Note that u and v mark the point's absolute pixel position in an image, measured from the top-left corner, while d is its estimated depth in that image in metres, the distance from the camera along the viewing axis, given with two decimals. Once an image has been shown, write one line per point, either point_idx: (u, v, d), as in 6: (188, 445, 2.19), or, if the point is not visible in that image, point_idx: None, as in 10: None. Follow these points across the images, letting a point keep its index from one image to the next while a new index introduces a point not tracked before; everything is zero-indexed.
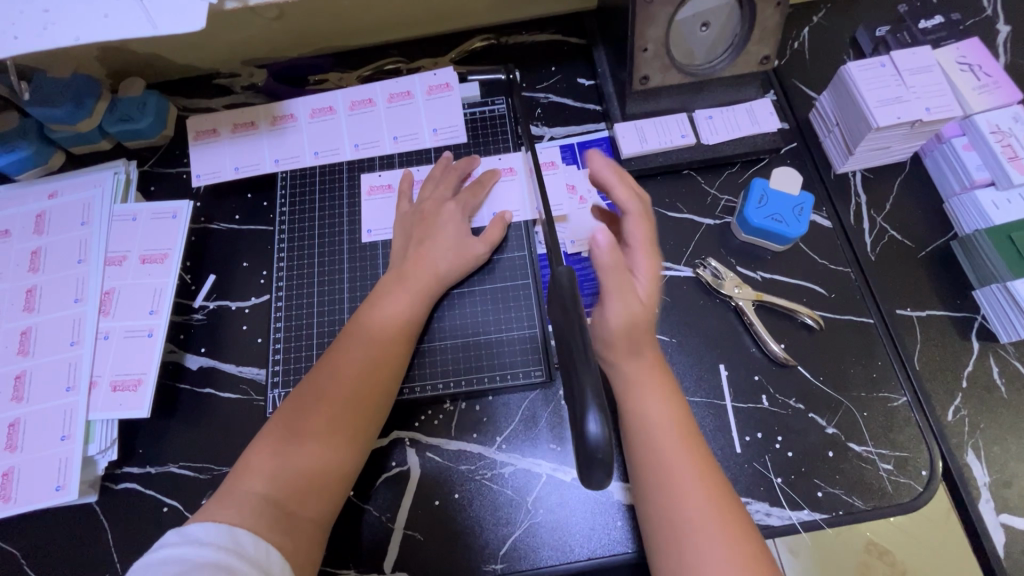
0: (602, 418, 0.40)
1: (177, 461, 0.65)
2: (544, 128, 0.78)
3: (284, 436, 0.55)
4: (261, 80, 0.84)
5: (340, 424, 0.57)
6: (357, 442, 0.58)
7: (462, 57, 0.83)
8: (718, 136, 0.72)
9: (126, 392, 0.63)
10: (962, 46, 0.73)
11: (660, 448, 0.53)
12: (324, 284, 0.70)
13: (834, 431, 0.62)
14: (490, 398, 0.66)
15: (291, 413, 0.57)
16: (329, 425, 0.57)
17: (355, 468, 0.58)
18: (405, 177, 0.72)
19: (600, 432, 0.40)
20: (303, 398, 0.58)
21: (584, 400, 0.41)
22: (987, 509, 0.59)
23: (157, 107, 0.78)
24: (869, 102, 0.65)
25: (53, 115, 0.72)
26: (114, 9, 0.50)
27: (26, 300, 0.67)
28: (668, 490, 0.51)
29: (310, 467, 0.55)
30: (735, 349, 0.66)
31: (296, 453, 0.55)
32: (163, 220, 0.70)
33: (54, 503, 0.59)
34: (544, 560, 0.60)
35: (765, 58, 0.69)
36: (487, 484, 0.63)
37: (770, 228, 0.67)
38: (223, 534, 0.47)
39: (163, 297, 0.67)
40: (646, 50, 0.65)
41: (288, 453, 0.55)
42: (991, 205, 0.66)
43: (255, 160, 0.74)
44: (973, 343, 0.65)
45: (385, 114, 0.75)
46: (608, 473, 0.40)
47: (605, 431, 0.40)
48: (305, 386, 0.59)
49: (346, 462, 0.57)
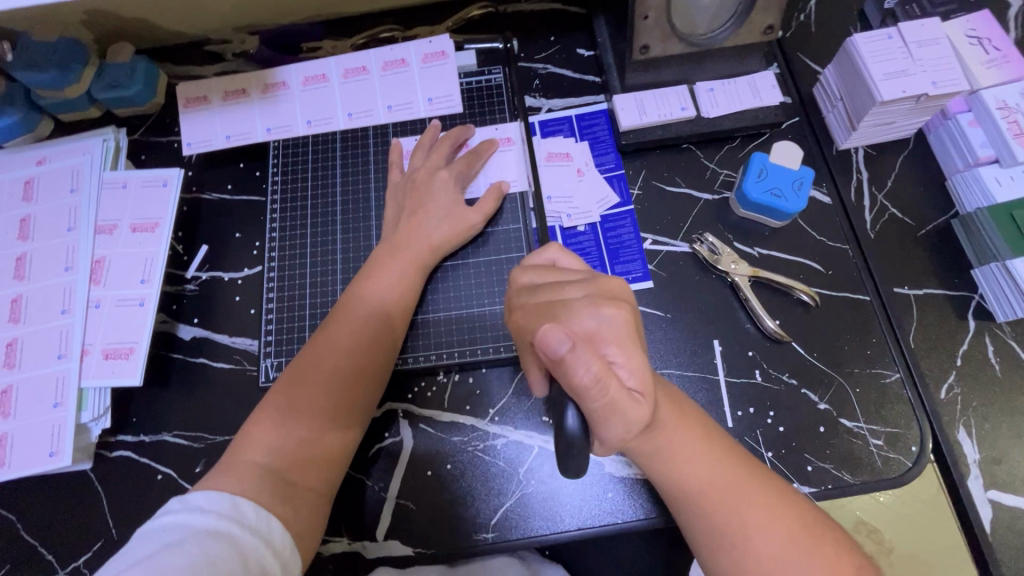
0: (580, 412, 0.41)
1: (171, 430, 0.65)
2: (542, 99, 0.76)
3: (280, 412, 0.56)
4: (253, 46, 0.82)
5: (337, 398, 0.57)
6: (356, 415, 0.59)
7: (459, 26, 0.81)
8: (719, 109, 0.71)
9: (119, 360, 0.62)
10: (972, 18, 0.71)
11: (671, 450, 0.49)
12: (317, 254, 0.70)
13: (825, 407, 0.62)
14: (484, 371, 0.66)
15: (287, 386, 0.57)
16: (327, 397, 0.57)
17: (352, 442, 0.58)
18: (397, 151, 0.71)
19: (581, 420, 0.40)
20: (300, 367, 0.58)
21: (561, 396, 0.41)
22: (976, 485, 0.60)
23: (146, 72, 0.76)
24: (874, 74, 0.64)
25: (39, 80, 0.70)
26: None
27: (16, 268, 0.66)
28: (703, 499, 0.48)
29: (313, 447, 0.55)
30: (729, 325, 0.66)
31: (294, 425, 0.55)
32: (153, 188, 0.69)
33: (48, 469, 0.59)
34: (534, 529, 0.60)
35: (769, 28, 0.67)
36: (479, 455, 0.63)
37: (768, 204, 0.66)
38: (225, 502, 0.48)
39: (155, 266, 0.66)
40: (647, 17, 0.64)
41: (286, 425, 0.55)
42: (994, 183, 0.65)
43: (247, 129, 0.73)
44: (969, 322, 0.64)
45: (379, 82, 0.74)
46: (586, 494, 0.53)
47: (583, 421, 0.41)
48: (303, 359, 0.59)
49: (346, 433, 0.58)
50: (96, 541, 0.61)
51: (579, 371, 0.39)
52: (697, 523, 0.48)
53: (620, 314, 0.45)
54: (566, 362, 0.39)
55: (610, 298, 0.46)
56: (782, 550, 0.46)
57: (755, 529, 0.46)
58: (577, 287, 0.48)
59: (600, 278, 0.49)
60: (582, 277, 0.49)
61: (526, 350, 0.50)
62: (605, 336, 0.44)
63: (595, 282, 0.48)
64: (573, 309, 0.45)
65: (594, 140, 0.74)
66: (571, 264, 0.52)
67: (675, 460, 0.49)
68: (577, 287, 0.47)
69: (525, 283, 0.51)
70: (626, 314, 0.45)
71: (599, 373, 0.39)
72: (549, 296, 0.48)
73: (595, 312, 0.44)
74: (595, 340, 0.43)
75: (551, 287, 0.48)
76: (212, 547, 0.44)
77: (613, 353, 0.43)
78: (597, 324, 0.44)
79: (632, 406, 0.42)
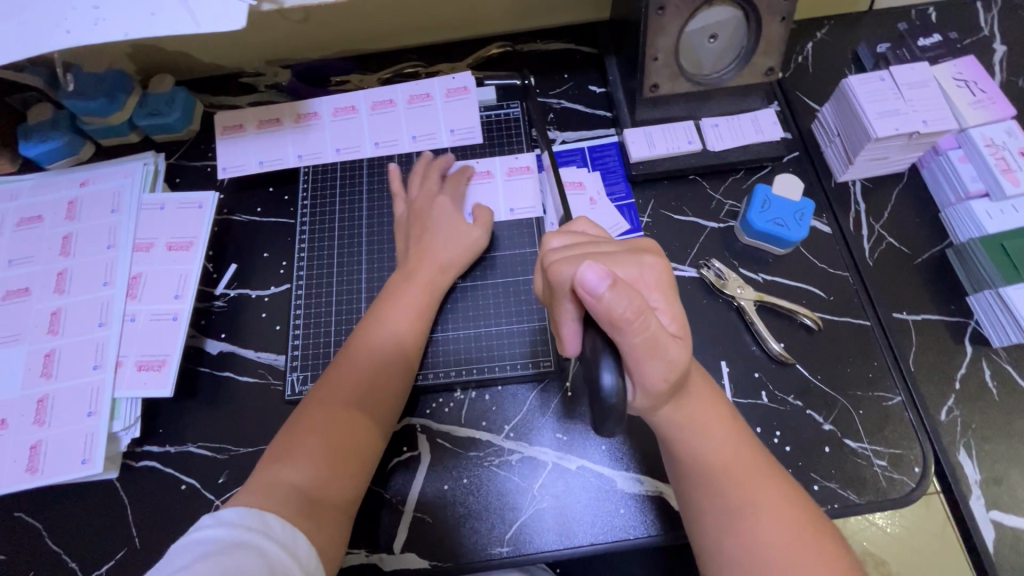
0: (616, 372, 0.42)
1: (196, 441, 0.67)
2: (556, 132, 0.81)
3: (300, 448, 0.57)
4: (284, 79, 0.87)
5: (354, 431, 0.59)
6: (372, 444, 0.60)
7: (478, 63, 0.86)
8: (723, 143, 0.76)
9: (151, 372, 0.65)
10: (959, 63, 0.76)
11: (683, 426, 0.52)
12: (342, 274, 0.73)
13: (830, 427, 0.64)
14: (499, 388, 0.69)
15: (303, 425, 0.59)
16: (344, 433, 0.59)
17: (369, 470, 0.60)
18: (395, 175, 0.75)
19: (616, 383, 0.42)
20: (317, 405, 0.60)
21: (598, 354, 0.43)
22: (978, 506, 0.62)
23: (185, 101, 0.82)
24: (869, 113, 0.68)
25: (86, 107, 0.75)
26: (160, 8, 0.52)
27: (57, 282, 0.70)
28: (715, 472, 0.51)
29: (331, 479, 0.56)
30: (736, 347, 0.68)
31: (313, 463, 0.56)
32: (189, 210, 0.73)
33: (79, 476, 0.61)
34: (548, 544, 0.62)
35: (769, 70, 0.72)
36: (495, 470, 0.65)
37: (771, 232, 0.70)
38: (254, 516, 0.50)
39: (188, 283, 0.70)
40: (656, 59, 0.69)
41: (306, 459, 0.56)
42: (984, 215, 0.69)
43: (279, 155, 0.77)
44: (967, 347, 0.67)
45: (404, 114, 0.78)
46: (620, 421, 0.42)
47: (619, 383, 0.42)
48: (319, 395, 0.61)
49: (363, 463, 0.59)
50: (120, 549, 0.63)
51: (620, 305, 0.40)
52: (708, 500, 0.51)
53: (665, 274, 0.50)
54: (605, 299, 0.40)
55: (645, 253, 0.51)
56: (782, 543, 0.48)
57: (762, 518, 0.49)
58: (614, 244, 0.51)
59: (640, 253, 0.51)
60: (623, 249, 0.51)
61: (557, 301, 0.47)
62: (650, 284, 0.49)
63: (636, 256, 0.50)
64: (618, 259, 0.49)
65: (606, 171, 0.78)
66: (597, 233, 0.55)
67: (689, 430, 0.52)
68: (617, 245, 0.51)
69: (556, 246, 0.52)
70: (664, 265, 0.50)
71: (633, 307, 0.41)
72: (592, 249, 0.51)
73: (636, 261, 0.49)
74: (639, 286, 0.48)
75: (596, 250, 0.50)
76: (245, 562, 0.46)
77: (655, 300, 0.49)
78: (640, 271, 0.49)
79: (674, 348, 0.45)
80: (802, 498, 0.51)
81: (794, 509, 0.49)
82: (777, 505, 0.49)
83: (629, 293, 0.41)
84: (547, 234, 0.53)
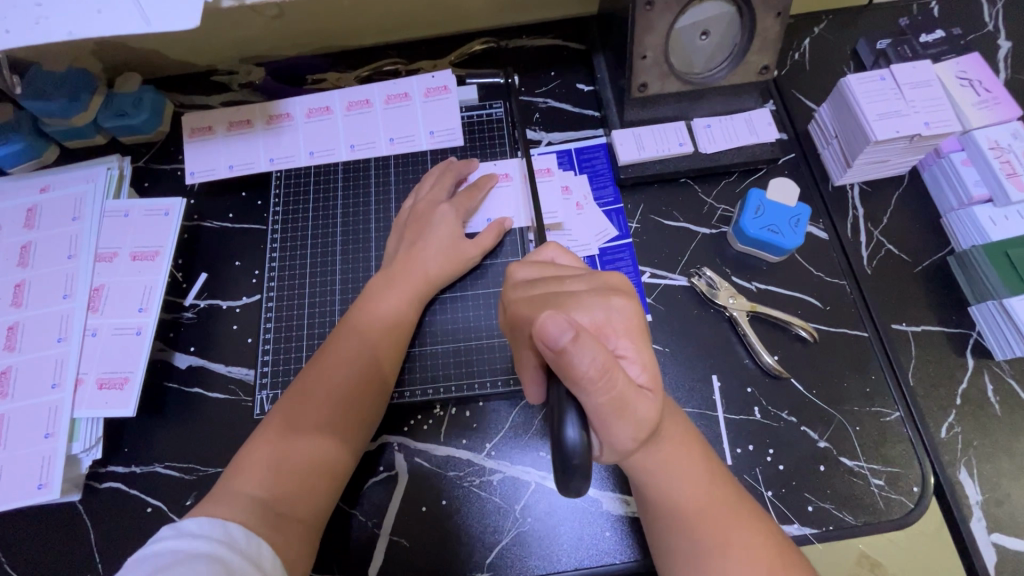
0: (581, 425, 0.39)
1: (163, 461, 0.64)
2: (541, 132, 0.78)
3: (265, 467, 0.54)
4: (258, 78, 0.83)
5: (323, 453, 0.56)
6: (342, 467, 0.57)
7: (462, 60, 0.83)
8: (715, 144, 0.72)
9: (113, 390, 0.62)
10: (963, 61, 0.73)
11: (655, 469, 0.48)
12: (316, 284, 0.70)
13: (825, 445, 0.61)
14: (481, 404, 0.66)
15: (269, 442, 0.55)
16: (312, 454, 0.55)
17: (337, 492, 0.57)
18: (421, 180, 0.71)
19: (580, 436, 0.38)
20: (283, 424, 0.56)
21: (562, 406, 0.40)
22: (979, 528, 0.59)
23: (153, 101, 0.78)
24: (867, 114, 0.65)
25: (46, 108, 0.72)
26: (108, 5, 0.49)
27: (14, 294, 0.66)
28: (686, 516, 0.48)
29: (295, 503, 0.53)
30: (728, 360, 0.65)
31: (277, 484, 0.53)
32: (155, 217, 0.70)
33: (36, 501, 0.58)
34: (530, 569, 0.59)
35: (764, 68, 0.68)
36: (475, 491, 0.62)
37: (766, 239, 0.67)
38: (216, 526, 0.47)
39: (153, 295, 0.66)
40: (645, 57, 0.65)
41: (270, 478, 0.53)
42: (988, 221, 0.66)
43: (249, 159, 0.74)
44: (968, 359, 0.64)
45: (381, 115, 0.75)
46: (587, 478, 0.38)
47: (584, 437, 0.39)
48: (287, 412, 0.57)
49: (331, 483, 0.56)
50: None
51: (583, 360, 0.38)
52: (682, 543, 0.48)
53: (634, 318, 0.46)
54: (567, 350, 0.38)
55: (613, 291, 0.47)
56: None
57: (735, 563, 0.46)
58: (582, 281, 0.49)
59: (609, 292, 0.47)
60: (590, 288, 0.48)
61: (520, 347, 0.47)
62: (616, 328, 0.45)
63: (602, 298, 0.46)
64: (583, 301, 0.46)
65: (593, 174, 0.75)
66: (568, 262, 0.53)
67: (661, 472, 0.48)
68: (581, 282, 0.49)
69: (524, 283, 0.50)
70: (633, 307, 0.46)
71: (598, 362, 0.38)
72: (558, 288, 0.48)
73: (604, 303, 0.46)
74: (604, 333, 0.45)
75: (564, 292, 0.47)
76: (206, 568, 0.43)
77: (623, 347, 0.45)
78: (605, 315, 0.45)
79: (640, 403, 0.42)
80: (781, 535, 0.49)
81: (771, 551, 0.47)
82: (753, 547, 0.47)
83: (592, 344, 0.38)
84: (511, 265, 0.52)
